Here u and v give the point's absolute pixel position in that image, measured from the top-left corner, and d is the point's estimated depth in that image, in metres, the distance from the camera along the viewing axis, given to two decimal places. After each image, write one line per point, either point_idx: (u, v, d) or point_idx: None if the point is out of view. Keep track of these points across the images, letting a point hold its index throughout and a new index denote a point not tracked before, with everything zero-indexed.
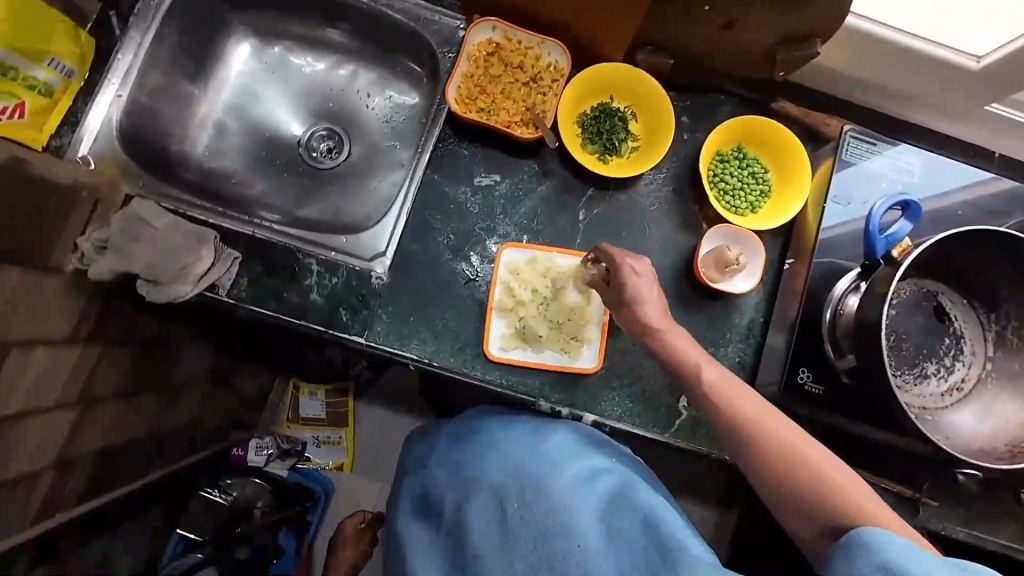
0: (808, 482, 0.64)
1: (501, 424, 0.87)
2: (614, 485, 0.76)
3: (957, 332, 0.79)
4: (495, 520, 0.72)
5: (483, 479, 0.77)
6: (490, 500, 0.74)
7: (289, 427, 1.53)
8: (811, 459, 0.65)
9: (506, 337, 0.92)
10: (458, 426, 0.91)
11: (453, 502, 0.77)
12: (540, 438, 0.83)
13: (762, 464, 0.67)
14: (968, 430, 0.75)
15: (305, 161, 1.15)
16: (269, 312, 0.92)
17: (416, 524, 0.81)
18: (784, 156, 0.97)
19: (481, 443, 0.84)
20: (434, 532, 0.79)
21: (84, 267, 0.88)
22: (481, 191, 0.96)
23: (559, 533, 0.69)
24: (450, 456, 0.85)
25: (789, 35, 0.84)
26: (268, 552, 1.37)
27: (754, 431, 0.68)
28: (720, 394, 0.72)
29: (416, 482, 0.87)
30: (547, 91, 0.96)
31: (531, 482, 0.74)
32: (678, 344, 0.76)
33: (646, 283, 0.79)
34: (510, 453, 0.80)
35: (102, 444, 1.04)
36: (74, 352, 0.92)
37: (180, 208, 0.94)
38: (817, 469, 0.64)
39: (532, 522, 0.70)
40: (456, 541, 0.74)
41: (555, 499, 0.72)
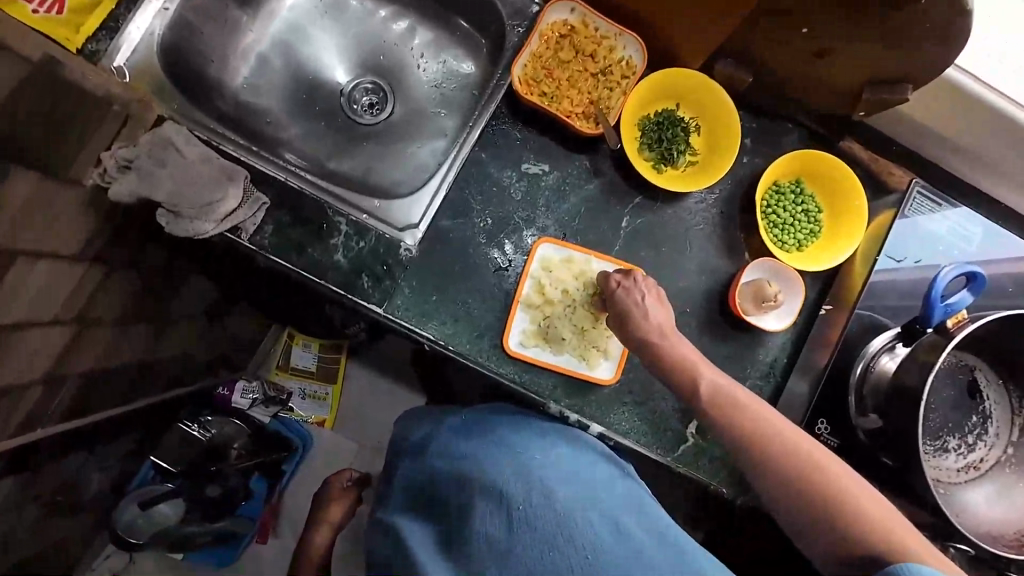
0: (827, 497, 0.59)
1: (508, 421, 0.84)
2: (625, 502, 0.74)
3: (986, 411, 0.78)
4: (502, 519, 0.68)
5: (491, 475, 0.72)
6: (499, 497, 0.69)
7: (277, 376, 1.50)
8: (838, 478, 0.60)
9: (527, 333, 0.89)
10: (463, 421, 0.87)
11: (457, 497, 0.73)
12: (550, 443, 0.80)
13: (783, 482, 0.62)
14: (978, 511, 0.74)
15: (345, 112, 1.09)
16: (289, 265, 0.88)
17: (411, 517, 0.76)
18: (844, 197, 0.94)
19: (489, 438, 0.80)
20: (431, 527, 0.73)
21: (104, 185, 0.82)
22: (527, 179, 0.93)
23: (569, 540, 0.65)
24: (453, 448, 0.81)
25: (881, 76, 0.79)
26: (236, 494, 1.34)
27: (780, 446, 0.64)
28: (736, 401, 0.69)
29: (413, 473, 0.82)
30: (615, 87, 0.92)
31: (542, 484, 0.71)
32: (682, 346, 0.75)
33: (640, 295, 0.80)
34: (518, 451, 0.77)
35: (94, 366, 1.00)
36: (78, 270, 0.87)
37: (212, 141, 0.89)
38: (837, 484, 0.60)
39: (541, 525, 0.66)
40: (458, 540, 0.69)
41: (566, 505, 0.69)
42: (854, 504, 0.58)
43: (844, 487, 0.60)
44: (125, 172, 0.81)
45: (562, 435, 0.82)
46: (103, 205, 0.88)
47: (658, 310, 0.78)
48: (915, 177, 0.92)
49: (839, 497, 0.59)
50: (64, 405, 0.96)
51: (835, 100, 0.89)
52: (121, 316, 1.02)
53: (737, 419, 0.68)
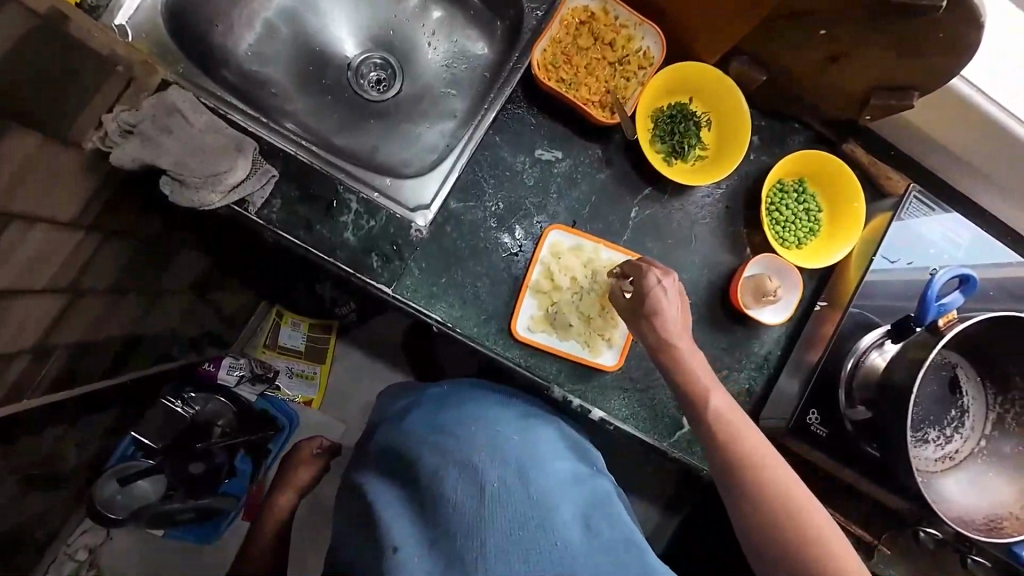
0: (797, 529, 0.65)
1: (489, 403, 0.86)
2: (593, 494, 0.77)
3: (964, 406, 0.83)
4: (475, 494, 0.70)
5: (468, 451, 0.75)
6: (474, 473, 0.72)
7: (264, 353, 1.47)
8: (792, 493, 0.67)
9: (535, 318, 0.91)
10: (442, 390, 0.90)
11: (430, 465, 0.74)
12: (528, 426, 0.82)
13: (758, 507, 0.68)
14: (952, 498, 0.79)
15: (351, 87, 1.07)
16: (296, 241, 0.86)
17: (381, 480, 0.79)
18: (843, 198, 0.97)
19: (468, 414, 0.82)
20: (400, 490, 0.75)
21: (105, 149, 0.80)
22: (540, 165, 0.93)
23: (538, 525, 0.68)
24: (430, 419, 0.83)
25: (889, 82, 0.82)
26: (221, 471, 1.32)
27: (743, 460, 0.70)
28: (727, 422, 0.73)
29: (387, 439, 0.84)
30: (631, 77, 0.94)
31: (519, 469, 0.74)
32: (694, 365, 0.77)
33: (672, 303, 0.79)
34: (499, 432, 0.78)
35: (83, 337, 0.97)
36: (72, 237, 0.84)
37: (219, 109, 0.87)
38: (810, 519, 0.66)
39: (513, 508, 0.69)
40: (427, 507, 0.71)
41: (539, 492, 0.72)
42: (821, 540, 0.64)
43: (817, 525, 0.65)
44: (127, 137, 0.78)
45: (542, 425, 0.84)
46: (100, 169, 0.85)
47: (672, 315, 0.79)
48: (911, 183, 0.95)
49: (813, 539, 0.65)
50: (51, 377, 0.93)
51: (844, 104, 0.91)
52: (113, 286, 0.98)
53: (726, 439, 0.72)
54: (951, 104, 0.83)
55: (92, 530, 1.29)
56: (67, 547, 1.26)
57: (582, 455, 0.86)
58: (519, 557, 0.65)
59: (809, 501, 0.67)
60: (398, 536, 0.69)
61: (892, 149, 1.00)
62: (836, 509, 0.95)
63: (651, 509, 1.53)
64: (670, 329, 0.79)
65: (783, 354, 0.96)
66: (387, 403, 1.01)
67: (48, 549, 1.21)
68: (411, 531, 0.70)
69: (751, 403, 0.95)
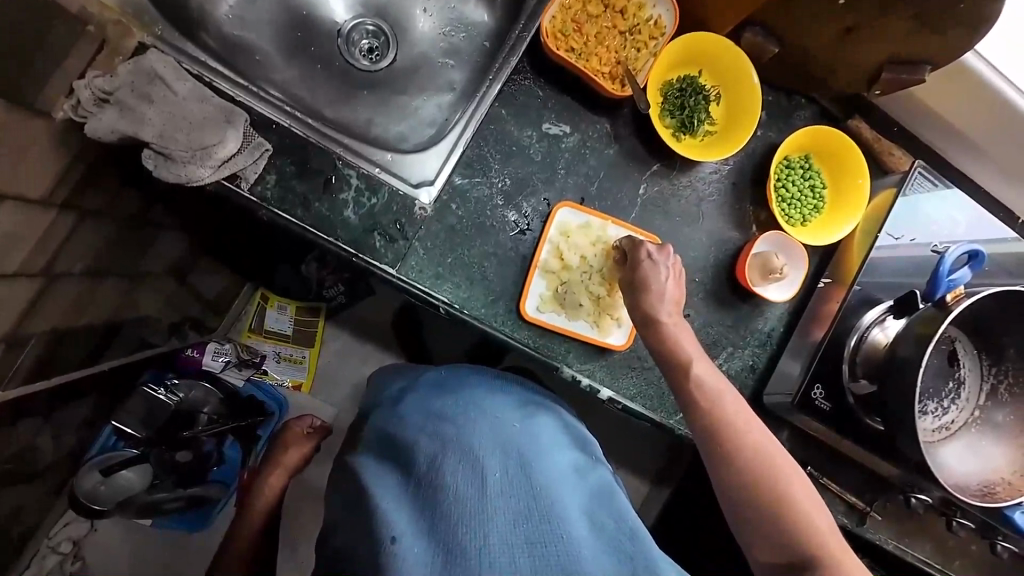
0: (780, 512, 0.65)
1: (487, 389, 0.84)
2: (595, 485, 0.76)
3: (960, 377, 0.86)
4: (476, 483, 0.68)
5: (468, 439, 0.73)
6: (476, 462, 0.70)
7: (248, 338, 1.39)
8: (791, 483, 0.67)
9: (544, 301, 0.89)
10: (438, 373, 0.89)
11: (429, 451, 0.71)
12: (526, 415, 0.81)
13: (743, 486, 0.68)
14: (947, 466, 0.82)
15: (342, 55, 1.00)
16: (294, 220, 0.82)
17: (375, 464, 0.74)
18: (844, 172, 0.98)
19: (465, 399, 0.80)
20: (397, 476, 0.71)
21: (78, 120, 0.74)
22: (547, 139, 0.91)
23: (544, 516, 0.66)
24: (424, 404, 0.80)
25: (903, 55, 0.81)
26: (210, 459, 1.26)
27: (739, 445, 0.69)
28: (715, 401, 0.72)
29: (381, 424, 0.81)
30: (643, 47, 0.92)
31: (520, 461, 0.72)
32: (681, 339, 0.77)
33: (664, 274, 0.79)
34: (499, 420, 0.77)
35: (59, 323, 0.91)
36: (46, 216, 0.78)
37: (203, 76, 0.81)
38: (796, 500, 0.66)
39: (517, 498, 0.67)
40: (426, 495, 0.67)
41: (543, 482, 0.70)
42: (810, 526, 0.65)
43: (807, 509, 0.66)
44: (104, 106, 0.74)
45: (540, 414, 0.83)
46: (76, 141, 0.79)
47: (665, 287, 0.78)
48: (914, 161, 0.96)
49: (797, 522, 0.65)
50: (27, 367, 0.87)
51: (852, 80, 0.91)
52: (90, 269, 0.92)
53: (714, 415, 0.72)
54: (961, 78, 0.84)
55: (75, 521, 1.21)
56: (49, 540, 1.18)
57: (582, 445, 0.84)
58: (526, 552, 0.62)
59: (796, 481, 0.67)
60: (397, 525, 0.63)
61: (894, 125, 1.00)
62: (831, 478, 0.97)
63: (643, 483, 1.55)
64: (655, 305, 0.78)
65: (786, 331, 0.97)
66: (381, 382, 0.99)
67: (28, 544, 1.14)
68: (411, 521, 0.65)
69: (754, 378, 0.96)
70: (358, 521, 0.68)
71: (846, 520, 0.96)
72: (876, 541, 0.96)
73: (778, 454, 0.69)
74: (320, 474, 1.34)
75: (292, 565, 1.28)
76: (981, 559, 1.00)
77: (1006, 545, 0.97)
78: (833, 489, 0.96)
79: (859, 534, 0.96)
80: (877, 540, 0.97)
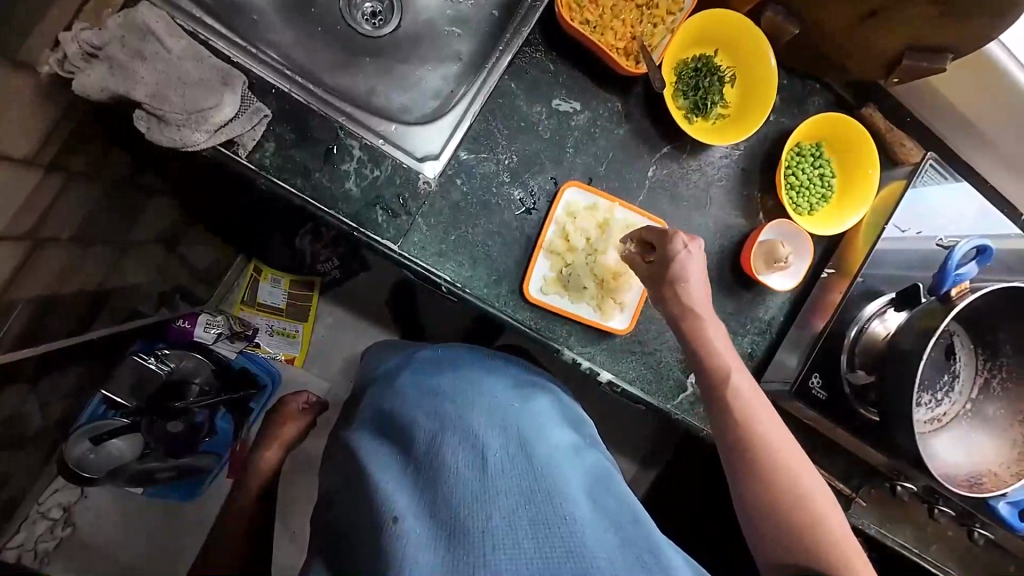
0: (793, 508, 0.66)
1: (484, 370, 0.84)
2: (594, 465, 0.76)
3: (955, 371, 0.87)
4: (477, 462, 0.67)
5: (467, 419, 0.72)
6: (476, 442, 0.69)
7: (240, 310, 1.36)
8: (803, 482, 0.68)
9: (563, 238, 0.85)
10: (434, 354, 0.88)
11: (427, 431, 0.70)
12: (525, 396, 0.81)
13: (764, 488, 0.68)
14: (937, 456, 0.84)
15: (343, 19, 0.95)
16: (294, 190, 0.79)
17: (374, 442, 0.74)
18: (853, 162, 0.97)
19: (464, 381, 0.80)
20: (395, 454, 0.71)
21: (63, 75, 0.70)
22: (556, 116, 0.89)
23: (546, 496, 0.65)
24: (423, 384, 0.79)
25: (924, 41, 0.79)
26: (200, 431, 1.23)
27: (760, 439, 0.70)
28: (745, 407, 0.72)
29: (378, 402, 0.81)
30: (659, 23, 0.89)
31: (521, 440, 0.71)
32: (716, 340, 0.76)
33: (696, 268, 0.76)
34: (498, 401, 0.77)
35: (45, 289, 0.88)
36: (32, 177, 0.75)
37: (198, 34, 0.79)
38: (810, 498, 0.67)
39: (519, 477, 0.67)
40: (426, 475, 0.67)
41: (544, 461, 0.70)
42: (821, 526, 0.65)
43: (819, 504, 0.67)
44: (91, 62, 0.70)
45: (537, 394, 0.83)
46: (61, 98, 0.75)
47: (699, 283, 0.76)
48: (924, 153, 0.95)
49: (811, 519, 0.65)
50: (15, 334, 0.85)
51: (868, 65, 0.89)
52: (78, 234, 0.89)
53: (742, 417, 0.71)
54: (980, 68, 0.83)
55: (65, 488, 1.20)
56: (39, 505, 1.17)
57: (578, 426, 0.84)
58: (530, 533, 0.61)
59: (811, 482, 0.68)
60: (396, 507, 0.63)
61: (907, 115, 0.99)
62: (820, 465, 0.99)
63: (632, 466, 1.57)
64: (693, 297, 0.76)
65: (786, 320, 0.97)
66: (376, 360, 0.99)
67: (17, 509, 1.13)
68: (410, 502, 0.64)
69: (752, 366, 0.96)
70: (355, 499, 0.68)
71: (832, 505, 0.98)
72: (860, 526, 0.99)
73: (797, 458, 0.70)
74: (314, 448, 1.34)
75: (285, 539, 1.29)
76: (959, 545, 1.03)
77: (983, 532, 1.01)
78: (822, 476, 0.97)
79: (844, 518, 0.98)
80: (861, 525, 0.99)
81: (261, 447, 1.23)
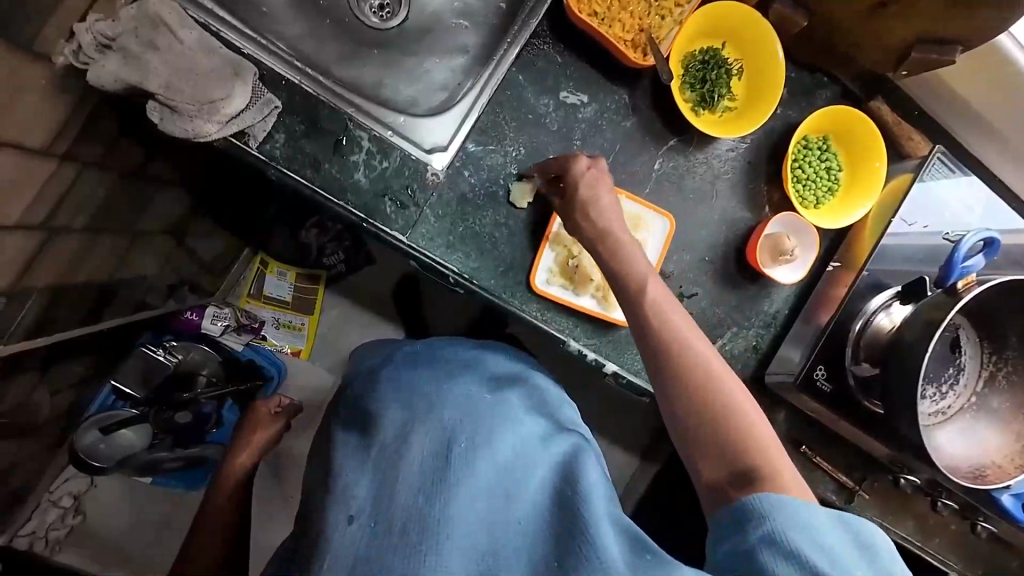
0: (751, 470, 0.57)
1: (458, 365, 0.85)
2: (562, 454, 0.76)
3: (960, 363, 0.87)
4: (443, 455, 0.67)
5: (437, 410, 0.72)
6: (445, 433, 0.69)
7: (247, 303, 1.38)
8: (756, 440, 0.58)
9: (515, 188, 0.87)
10: (412, 349, 0.90)
11: (397, 421, 0.70)
12: (498, 389, 0.82)
13: (716, 449, 0.59)
14: (941, 449, 0.84)
15: (351, 11, 0.96)
16: (303, 181, 0.80)
17: (343, 432, 0.73)
18: (862, 155, 0.96)
19: (437, 374, 0.81)
20: (358, 439, 0.70)
21: (79, 66, 0.72)
22: (564, 108, 0.89)
23: (504, 488, 0.67)
24: (398, 376, 0.80)
25: (934, 33, 0.79)
26: (208, 422, 1.25)
27: (709, 396, 0.61)
28: (693, 360, 0.63)
29: (355, 393, 0.82)
30: (667, 15, 0.90)
31: (489, 431, 0.72)
32: (669, 309, 0.67)
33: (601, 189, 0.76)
34: (470, 393, 0.78)
35: (58, 278, 0.89)
36: (47, 166, 0.76)
37: (210, 26, 0.80)
38: (768, 458, 0.57)
39: (483, 471, 0.67)
40: (391, 466, 0.65)
41: (510, 453, 0.71)
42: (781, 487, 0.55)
43: (778, 453, 0.58)
44: (105, 53, 0.71)
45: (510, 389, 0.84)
46: (76, 89, 0.76)
47: (639, 262, 0.72)
48: (932, 146, 0.95)
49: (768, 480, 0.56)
50: (27, 325, 0.86)
51: (879, 57, 0.88)
52: (90, 225, 0.90)
53: (701, 383, 0.61)
54: (989, 61, 0.83)
55: (75, 477, 1.22)
56: (49, 494, 1.19)
57: (550, 411, 0.86)
58: (486, 526, 0.62)
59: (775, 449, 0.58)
60: (354, 503, 0.62)
61: (916, 109, 0.99)
62: (824, 457, 0.99)
63: (634, 458, 1.58)
64: (642, 263, 0.72)
65: (791, 312, 0.97)
66: (361, 358, 1.00)
67: (29, 496, 1.15)
68: (367, 493, 0.63)
69: (756, 358, 0.97)
70: None
71: (835, 497, 0.98)
72: (863, 518, 0.99)
73: (763, 425, 0.60)
74: None
75: None
76: (960, 538, 1.03)
77: (986, 526, 1.01)
78: (826, 467, 0.98)
79: (847, 510, 0.99)
80: (863, 517, 0.99)
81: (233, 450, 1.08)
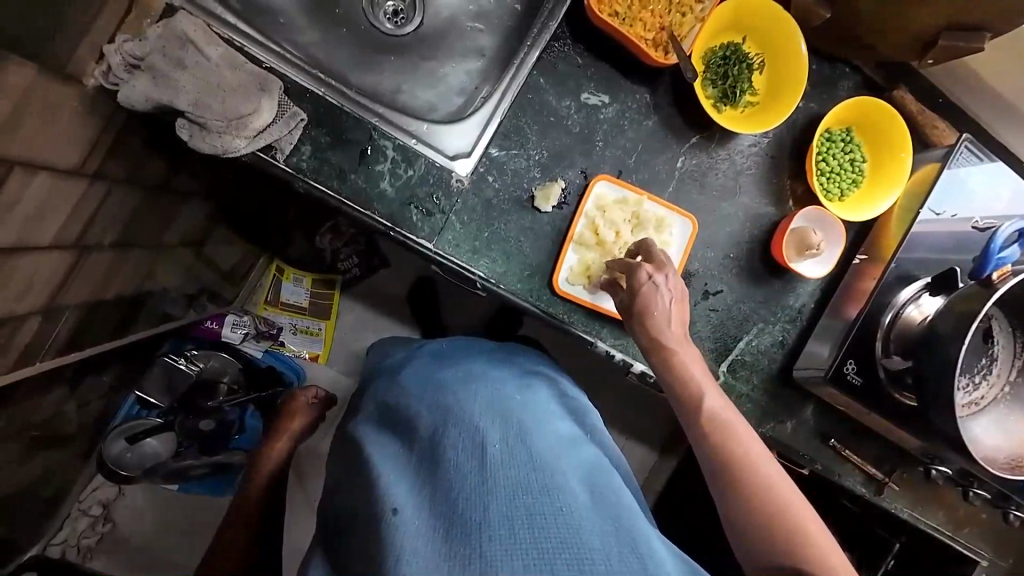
0: (779, 526, 0.66)
1: (483, 362, 0.86)
2: (591, 457, 0.77)
3: (994, 353, 0.86)
4: (477, 454, 0.68)
5: (467, 412, 0.74)
6: (476, 434, 0.71)
7: (265, 310, 1.38)
8: (783, 493, 0.68)
9: (539, 190, 0.87)
10: (439, 345, 0.91)
11: (430, 425, 0.73)
12: (528, 390, 0.82)
13: (748, 505, 0.68)
14: (976, 440, 0.84)
15: (366, 19, 0.96)
16: (330, 192, 0.80)
17: (376, 435, 0.77)
18: (887, 146, 0.95)
19: (465, 372, 0.82)
20: (395, 445, 0.74)
21: (108, 86, 0.73)
22: (585, 110, 0.89)
23: (542, 486, 0.66)
24: (425, 376, 0.82)
25: (961, 21, 0.79)
26: (231, 427, 1.27)
27: (737, 460, 0.71)
28: (720, 422, 0.73)
29: (381, 394, 0.84)
30: (688, 12, 0.89)
31: (519, 431, 0.73)
32: (689, 366, 0.76)
33: (665, 297, 0.77)
34: (498, 391, 0.79)
35: (90, 295, 0.91)
36: (78, 186, 0.77)
37: (234, 41, 0.81)
38: (793, 511, 0.67)
39: (518, 469, 0.67)
40: (429, 469, 0.68)
41: (543, 454, 0.71)
42: (806, 536, 0.65)
43: (796, 506, 0.68)
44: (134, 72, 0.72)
45: (540, 385, 0.85)
46: (103, 110, 0.77)
47: (665, 318, 0.77)
48: (959, 134, 0.94)
49: (786, 520, 0.67)
50: (61, 339, 0.88)
51: (905, 48, 0.88)
52: (119, 241, 0.91)
53: (723, 441, 0.72)
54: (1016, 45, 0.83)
55: (105, 485, 1.23)
56: (80, 503, 1.21)
57: (579, 418, 0.86)
58: (526, 524, 0.61)
59: (792, 492, 0.69)
60: (396, 499, 0.65)
61: (940, 96, 0.98)
62: (851, 449, 0.99)
63: (651, 453, 1.59)
64: (661, 325, 0.77)
65: (818, 307, 0.97)
66: (383, 356, 1.00)
67: (60, 506, 1.17)
68: (409, 494, 0.66)
69: (783, 354, 0.96)
70: None
71: (863, 489, 0.98)
72: (892, 510, 0.99)
73: (783, 479, 0.70)
74: None
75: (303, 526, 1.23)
76: (990, 527, 1.03)
77: (1019, 515, 1.00)
78: (854, 459, 0.97)
79: (877, 502, 0.98)
80: (893, 509, 0.99)
81: (267, 442, 1.15)
